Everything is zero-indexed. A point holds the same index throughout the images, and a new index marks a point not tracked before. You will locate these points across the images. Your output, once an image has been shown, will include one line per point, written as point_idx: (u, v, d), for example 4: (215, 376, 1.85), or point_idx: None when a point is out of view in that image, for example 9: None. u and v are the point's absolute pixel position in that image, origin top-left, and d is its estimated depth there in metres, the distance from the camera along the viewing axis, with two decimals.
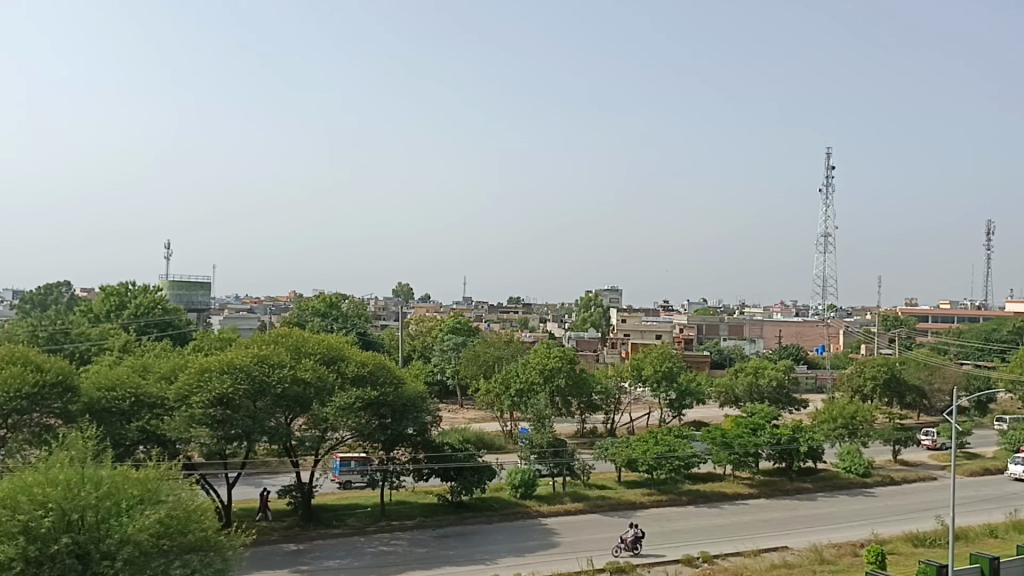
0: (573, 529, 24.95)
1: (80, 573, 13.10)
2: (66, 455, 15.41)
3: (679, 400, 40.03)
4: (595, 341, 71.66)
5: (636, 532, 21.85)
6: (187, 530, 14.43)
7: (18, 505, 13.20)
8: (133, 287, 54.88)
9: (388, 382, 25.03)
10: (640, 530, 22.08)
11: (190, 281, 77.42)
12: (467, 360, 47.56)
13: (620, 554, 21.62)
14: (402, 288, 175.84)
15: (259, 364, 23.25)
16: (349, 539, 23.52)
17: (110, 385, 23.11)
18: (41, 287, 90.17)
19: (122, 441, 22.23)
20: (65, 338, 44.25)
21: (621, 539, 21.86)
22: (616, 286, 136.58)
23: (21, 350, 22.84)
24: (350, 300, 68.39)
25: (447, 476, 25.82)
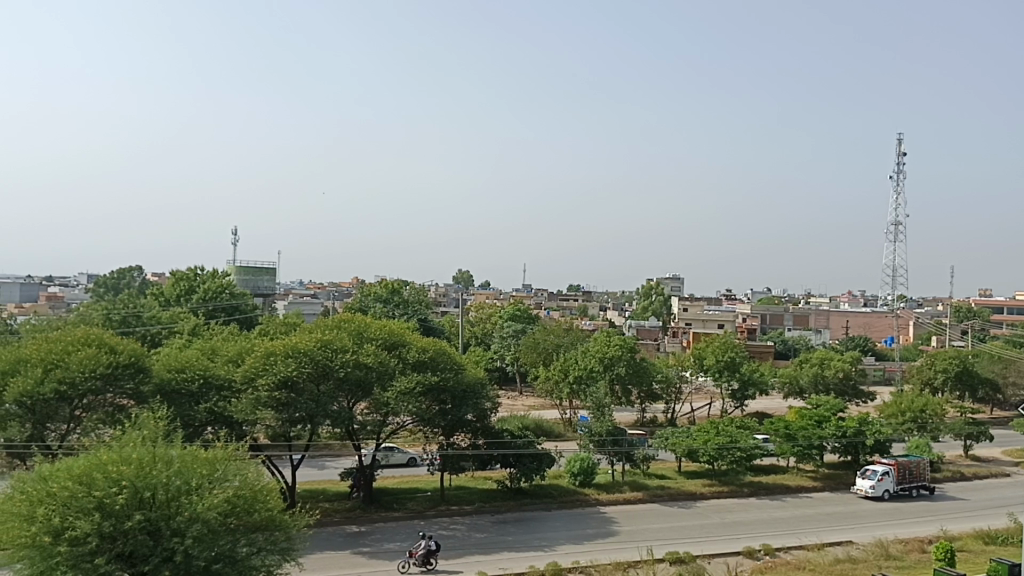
0: (632, 518, 24.85)
1: (151, 548, 13.48)
2: (137, 435, 15.85)
3: (741, 390, 39.50)
4: (656, 330, 71.11)
5: (428, 546, 19.25)
6: (253, 509, 14.78)
7: (94, 481, 13.65)
8: (202, 272, 56.29)
9: (448, 367, 25.21)
10: (435, 543, 19.50)
11: (256, 267, 79.08)
12: (527, 348, 47.65)
13: (406, 569, 19.15)
14: (461, 275, 177.08)
15: (322, 349, 23.62)
16: (409, 523, 23.81)
17: (180, 367, 23.76)
18: (114, 271, 93.12)
19: (191, 423, 22.86)
20: (137, 322, 45.59)
21: (412, 552, 19.31)
22: (677, 275, 135.29)
23: (95, 333, 23.61)
24: (412, 287, 69.05)
25: (507, 462, 25.90)
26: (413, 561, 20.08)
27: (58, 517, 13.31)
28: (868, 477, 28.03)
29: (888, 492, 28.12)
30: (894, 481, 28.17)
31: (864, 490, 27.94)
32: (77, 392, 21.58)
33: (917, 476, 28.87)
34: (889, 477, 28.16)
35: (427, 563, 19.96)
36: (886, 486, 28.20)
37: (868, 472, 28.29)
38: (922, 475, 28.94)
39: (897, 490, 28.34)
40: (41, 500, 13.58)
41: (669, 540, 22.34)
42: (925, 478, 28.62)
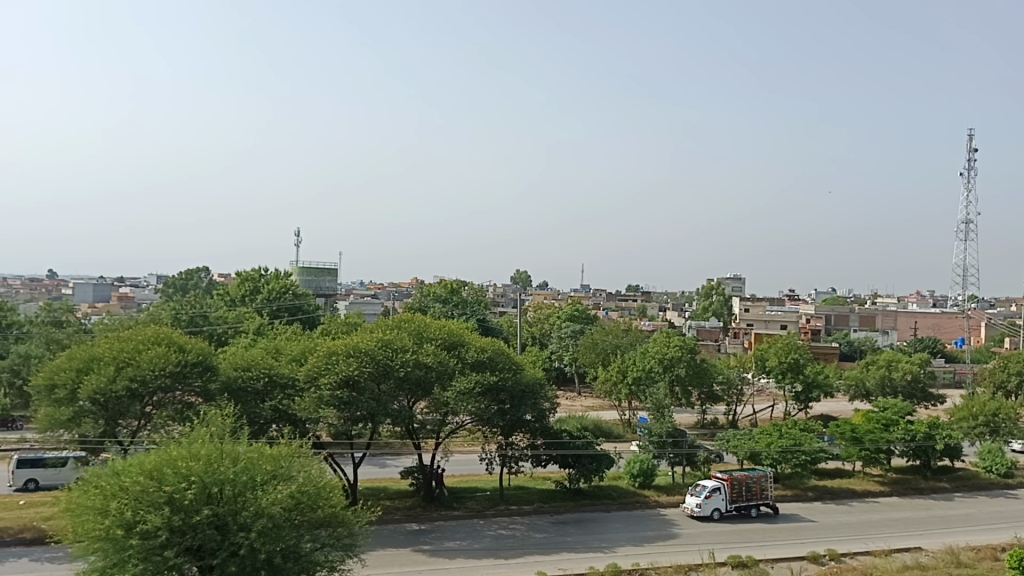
0: (690, 520, 24.59)
1: (219, 543, 13.80)
2: (206, 431, 16.26)
3: (805, 392, 38.79)
4: (717, 331, 70.23)
5: None
6: (317, 506, 15.01)
7: (164, 477, 14.05)
8: (266, 273, 57.43)
9: (507, 368, 25.26)
10: None
11: (318, 267, 80.33)
12: (585, 348, 47.52)
13: None
14: (519, 275, 177.43)
15: (383, 349, 23.90)
16: (469, 522, 23.94)
17: (246, 365, 24.27)
18: (183, 272, 95.62)
19: (257, 420, 23.39)
20: (204, 321, 46.71)
21: None
22: (738, 275, 133.43)
23: (165, 332, 24.29)
24: (471, 287, 69.45)
25: (566, 463, 25.86)
26: (474, 560, 20.21)
27: (130, 511, 13.72)
28: (697, 493, 24.71)
29: (719, 512, 24.71)
30: (726, 498, 24.72)
31: (690, 508, 24.63)
32: (147, 389, 22.22)
33: (762, 494, 25.28)
34: (721, 494, 24.75)
35: (487, 562, 20.04)
36: (719, 505, 24.79)
37: (697, 489, 24.96)
38: (767, 492, 25.31)
39: (732, 509, 24.84)
40: (114, 494, 14.01)
41: (731, 543, 22.05)
42: (767, 496, 25.05)
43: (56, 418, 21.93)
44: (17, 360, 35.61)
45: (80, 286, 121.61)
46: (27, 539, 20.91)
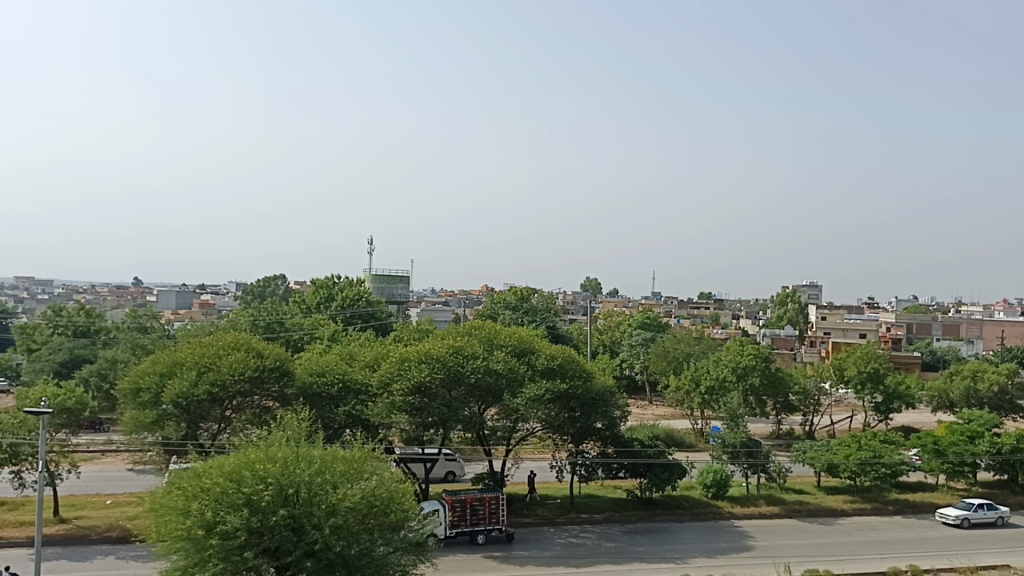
0: (800, 531, 24.32)
1: (295, 543, 14.07)
2: (283, 434, 16.65)
3: (886, 403, 37.67)
4: (793, 340, 68.78)
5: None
6: (389, 510, 15.19)
7: (243, 478, 14.44)
8: (340, 280, 58.54)
9: (577, 376, 25.20)
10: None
11: (391, 274, 81.49)
12: (656, 356, 47.07)
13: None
14: (589, 283, 177.02)
15: (454, 355, 24.11)
16: (540, 529, 23.94)
17: (321, 371, 24.77)
18: (260, 279, 98.19)
19: (331, 424, 23.75)
20: (281, 328, 47.82)
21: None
22: (814, 283, 130.44)
23: (243, 338, 24.97)
24: (541, 294, 69.49)
25: (637, 472, 25.64)
26: (545, 568, 20.14)
27: (211, 512, 14.11)
28: None
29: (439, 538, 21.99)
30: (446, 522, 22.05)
31: None
32: (227, 393, 22.86)
33: (493, 518, 22.56)
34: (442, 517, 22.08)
35: (556, 570, 19.97)
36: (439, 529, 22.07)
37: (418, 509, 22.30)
38: (499, 516, 22.57)
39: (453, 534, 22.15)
40: (195, 495, 14.43)
41: (808, 556, 21.53)
42: (497, 520, 22.34)
43: (141, 421, 22.73)
44: (104, 364, 37.01)
45: (163, 292, 125.60)
46: (113, 537, 21.72)
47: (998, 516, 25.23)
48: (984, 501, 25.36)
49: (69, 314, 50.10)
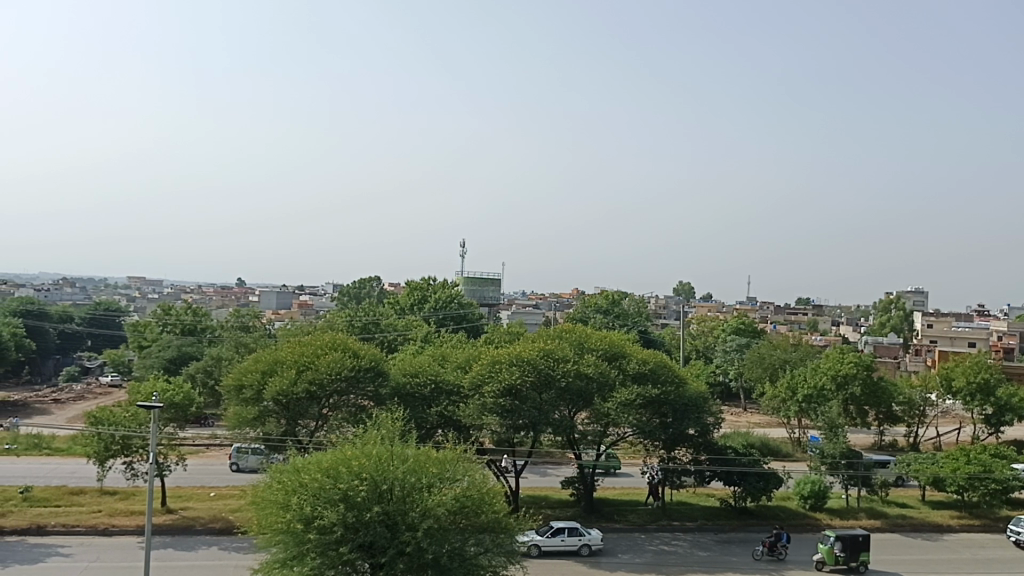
0: (903, 547, 23.39)
1: (389, 540, 14.34)
2: (377, 433, 16.98)
3: (997, 416, 35.86)
4: (896, 348, 66.28)
5: None
6: (480, 511, 15.32)
7: (340, 475, 14.82)
8: (434, 282, 59.41)
9: (669, 381, 24.85)
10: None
11: (482, 277, 82.18)
12: (751, 363, 46.08)
13: None
14: (681, 288, 174.73)
15: (545, 358, 24.15)
16: (630, 535, 23.73)
17: (414, 371, 25.17)
18: (355, 281, 100.53)
19: (424, 424, 24.07)
20: (376, 328, 48.87)
21: None
22: (919, 290, 125.35)
23: (340, 338, 25.62)
24: (633, 298, 68.95)
25: (730, 480, 25.10)
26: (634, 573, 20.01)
27: (309, 506, 14.50)
28: None
29: None
30: None
31: None
32: (324, 392, 23.46)
33: None
34: None
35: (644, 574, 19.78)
36: None
37: None
38: None
39: None
40: (295, 490, 14.85)
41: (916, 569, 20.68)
42: None
43: (243, 417, 23.55)
44: (209, 361, 38.52)
45: (264, 293, 129.84)
46: (216, 528, 22.54)
47: (579, 545, 21.29)
48: (567, 526, 21.45)
49: (178, 313, 52.38)
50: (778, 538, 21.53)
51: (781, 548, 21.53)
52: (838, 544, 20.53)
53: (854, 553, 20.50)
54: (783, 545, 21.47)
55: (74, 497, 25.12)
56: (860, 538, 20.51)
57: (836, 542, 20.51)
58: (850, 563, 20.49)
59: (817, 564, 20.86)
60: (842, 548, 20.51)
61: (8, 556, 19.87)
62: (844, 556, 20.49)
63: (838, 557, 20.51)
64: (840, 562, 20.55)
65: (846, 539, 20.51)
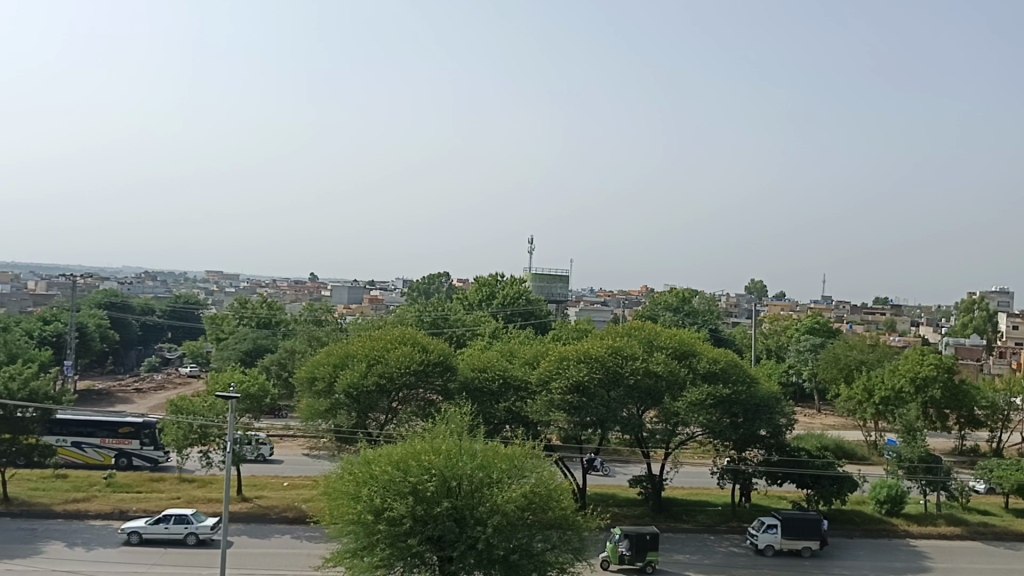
0: (986, 556, 22.55)
1: (458, 534, 14.44)
2: (445, 428, 17.11)
3: None
4: (980, 350, 63.92)
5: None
6: (548, 507, 15.30)
7: (409, 469, 14.98)
8: (502, 279, 59.65)
9: (740, 381, 24.43)
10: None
11: (551, 273, 82.16)
12: (826, 364, 45.06)
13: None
14: (753, 286, 171.88)
15: (613, 355, 23.97)
16: (700, 536, 23.45)
17: (482, 367, 25.34)
18: (425, 277, 101.57)
19: (492, 420, 24.16)
20: (445, 324, 49.41)
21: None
22: (1005, 290, 120.60)
23: (410, 333, 25.93)
24: (703, 295, 68.05)
25: (803, 483, 24.57)
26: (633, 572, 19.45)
27: (379, 498, 14.70)
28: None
29: None
30: None
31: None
32: (394, 386, 23.75)
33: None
34: None
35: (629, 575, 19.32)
36: None
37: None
38: None
39: None
40: (365, 482, 15.08)
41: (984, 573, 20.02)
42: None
43: (316, 409, 24.00)
44: (283, 354, 39.42)
45: (337, 288, 131.90)
46: (289, 517, 23.04)
47: (185, 534, 20.24)
48: (172, 514, 20.40)
49: (253, 306, 53.75)
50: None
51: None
52: (624, 541, 19.59)
53: (641, 552, 19.52)
54: None
55: (154, 483, 25.98)
56: (647, 536, 19.55)
57: (621, 539, 19.57)
58: (637, 562, 19.46)
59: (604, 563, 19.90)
60: (628, 546, 19.52)
61: (92, 539, 20.66)
62: (629, 555, 19.53)
63: (624, 555, 19.57)
64: (625, 561, 19.60)
65: (633, 536, 19.52)
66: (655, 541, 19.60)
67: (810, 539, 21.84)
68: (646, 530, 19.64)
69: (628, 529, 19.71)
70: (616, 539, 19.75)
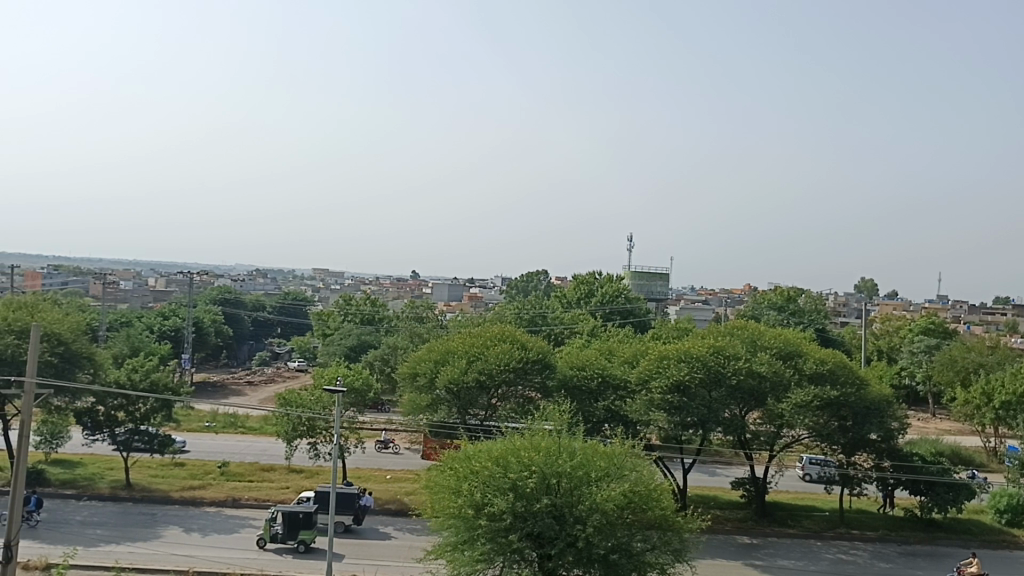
0: None
1: (557, 532, 14.41)
2: (545, 426, 17.13)
3: None
4: None
5: (104, 561, 17.93)
6: (647, 506, 15.14)
7: (509, 464, 15.09)
8: (600, 276, 59.42)
9: (849, 382, 23.64)
10: (134, 561, 18.04)
11: (649, 272, 81.28)
12: (941, 366, 43.14)
13: (121, 561, 18.11)
14: (863, 284, 165.89)
15: (715, 355, 23.53)
16: (805, 542, 22.79)
17: (581, 365, 25.32)
18: (524, 275, 102.16)
19: (591, 418, 24.10)
20: (544, 322, 49.70)
21: (121, 559, 17.99)
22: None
23: (510, 330, 26.13)
24: (810, 294, 66.08)
25: (915, 489, 23.59)
26: (297, 552, 19.52)
27: (479, 493, 14.86)
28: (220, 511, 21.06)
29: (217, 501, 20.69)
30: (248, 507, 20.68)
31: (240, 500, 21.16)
32: (493, 382, 23.94)
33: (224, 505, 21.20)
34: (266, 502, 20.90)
35: (287, 553, 19.40)
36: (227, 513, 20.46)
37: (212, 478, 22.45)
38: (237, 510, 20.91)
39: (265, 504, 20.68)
40: (466, 476, 15.27)
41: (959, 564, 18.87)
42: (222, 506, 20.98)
43: (417, 404, 24.43)
44: (386, 350, 40.34)
45: (438, 286, 133.66)
46: (392, 509, 23.55)
47: None
48: None
49: (358, 303, 55.16)
50: (27, 503, 20.65)
51: (30, 514, 20.62)
52: (278, 519, 19.63)
53: (294, 531, 19.65)
54: (31, 510, 20.58)
55: (265, 473, 26.95)
56: (301, 514, 19.72)
57: (274, 519, 19.61)
58: (290, 541, 19.64)
59: (258, 542, 19.62)
60: (282, 525, 19.63)
61: (207, 525, 21.61)
62: (282, 533, 19.61)
63: (277, 533, 19.57)
64: (279, 539, 19.60)
65: (286, 514, 19.65)
66: (309, 520, 19.77)
67: (344, 513, 21.52)
68: (300, 508, 19.81)
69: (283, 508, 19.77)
70: (269, 518, 19.69)
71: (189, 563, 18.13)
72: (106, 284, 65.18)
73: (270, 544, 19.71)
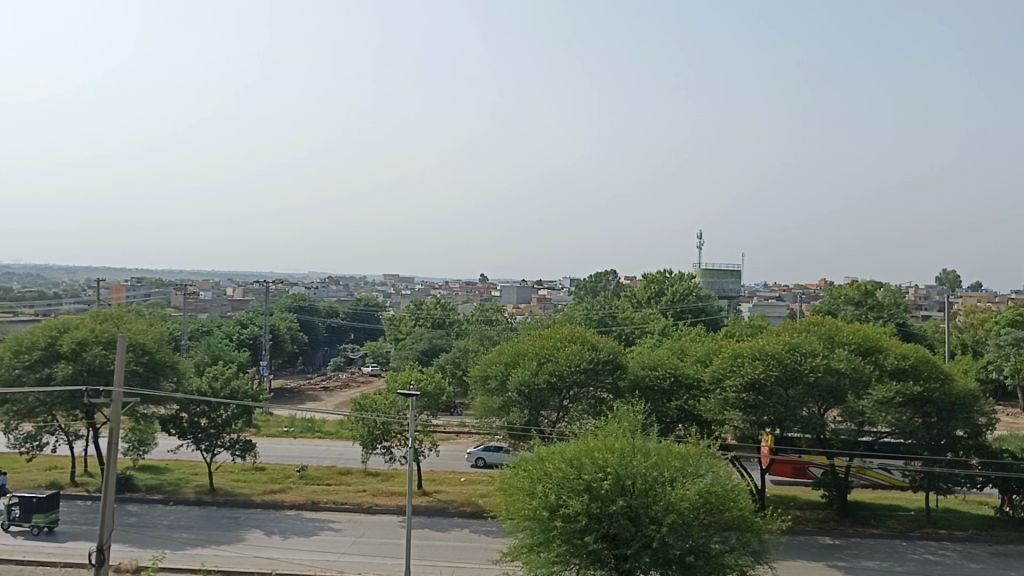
0: None
1: (633, 534, 14.32)
2: (618, 426, 17.06)
3: None
4: None
5: (190, 563, 18.48)
6: (724, 508, 14.97)
7: (583, 466, 15.00)
8: (670, 275, 58.90)
9: (933, 377, 22.90)
10: (218, 563, 18.55)
11: (721, 269, 80.18)
12: None
13: (207, 563, 18.65)
14: (945, 276, 160.68)
15: (791, 352, 22.91)
16: (890, 542, 22.15)
17: (653, 365, 25.13)
18: (593, 275, 102.06)
19: (664, 418, 24.05)
20: (614, 321, 49.46)
21: (207, 563, 18.52)
22: None
23: (580, 331, 26.09)
24: (889, 286, 64.23)
25: (1006, 487, 22.75)
26: (272, 550, 19.89)
27: (554, 495, 14.82)
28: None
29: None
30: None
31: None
32: (565, 383, 23.92)
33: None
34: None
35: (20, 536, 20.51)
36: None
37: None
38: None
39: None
40: (540, 479, 15.26)
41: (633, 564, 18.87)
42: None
43: (489, 406, 24.49)
44: (458, 353, 40.68)
45: (508, 288, 134.34)
46: (467, 512, 23.71)
47: None
48: None
49: (428, 307, 55.83)
50: None
51: None
52: (15, 503, 20.79)
53: (29, 514, 20.69)
54: None
55: (342, 476, 27.45)
56: (34, 499, 20.73)
57: (11, 503, 20.78)
58: (24, 523, 20.66)
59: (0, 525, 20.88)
60: (18, 508, 20.75)
61: (288, 528, 22.09)
62: (18, 516, 20.72)
63: (14, 516, 20.71)
64: (16, 522, 20.75)
65: (22, 499, 20.75)
66: (43, 504, 20.71)
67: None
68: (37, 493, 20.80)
69: (22, 493, 20.89)
70: (9, 501, 20.89)
71: (271, 565, 18.56)
72: (187, 294, 67.17)
73: (12, 526, 20.90)
